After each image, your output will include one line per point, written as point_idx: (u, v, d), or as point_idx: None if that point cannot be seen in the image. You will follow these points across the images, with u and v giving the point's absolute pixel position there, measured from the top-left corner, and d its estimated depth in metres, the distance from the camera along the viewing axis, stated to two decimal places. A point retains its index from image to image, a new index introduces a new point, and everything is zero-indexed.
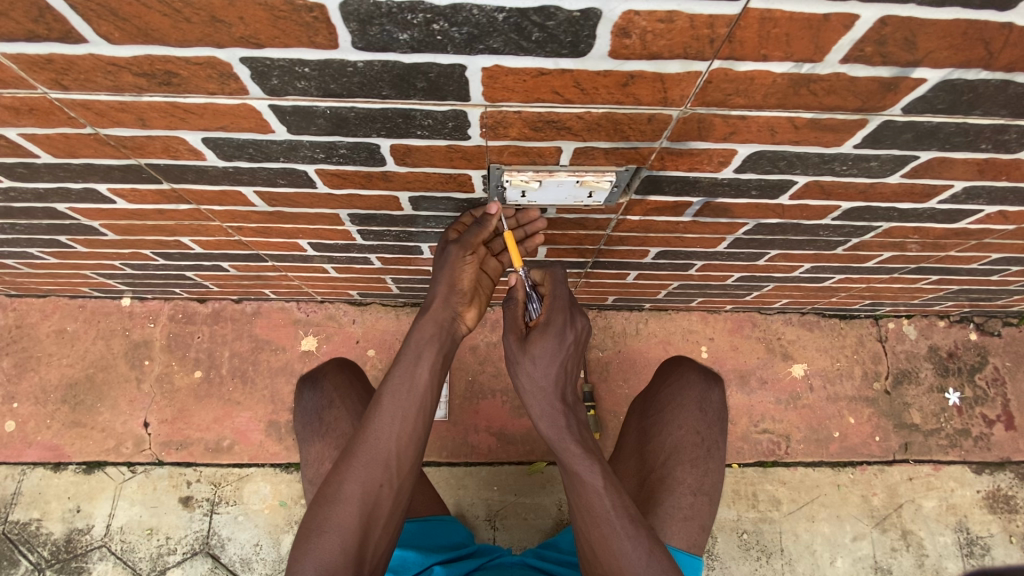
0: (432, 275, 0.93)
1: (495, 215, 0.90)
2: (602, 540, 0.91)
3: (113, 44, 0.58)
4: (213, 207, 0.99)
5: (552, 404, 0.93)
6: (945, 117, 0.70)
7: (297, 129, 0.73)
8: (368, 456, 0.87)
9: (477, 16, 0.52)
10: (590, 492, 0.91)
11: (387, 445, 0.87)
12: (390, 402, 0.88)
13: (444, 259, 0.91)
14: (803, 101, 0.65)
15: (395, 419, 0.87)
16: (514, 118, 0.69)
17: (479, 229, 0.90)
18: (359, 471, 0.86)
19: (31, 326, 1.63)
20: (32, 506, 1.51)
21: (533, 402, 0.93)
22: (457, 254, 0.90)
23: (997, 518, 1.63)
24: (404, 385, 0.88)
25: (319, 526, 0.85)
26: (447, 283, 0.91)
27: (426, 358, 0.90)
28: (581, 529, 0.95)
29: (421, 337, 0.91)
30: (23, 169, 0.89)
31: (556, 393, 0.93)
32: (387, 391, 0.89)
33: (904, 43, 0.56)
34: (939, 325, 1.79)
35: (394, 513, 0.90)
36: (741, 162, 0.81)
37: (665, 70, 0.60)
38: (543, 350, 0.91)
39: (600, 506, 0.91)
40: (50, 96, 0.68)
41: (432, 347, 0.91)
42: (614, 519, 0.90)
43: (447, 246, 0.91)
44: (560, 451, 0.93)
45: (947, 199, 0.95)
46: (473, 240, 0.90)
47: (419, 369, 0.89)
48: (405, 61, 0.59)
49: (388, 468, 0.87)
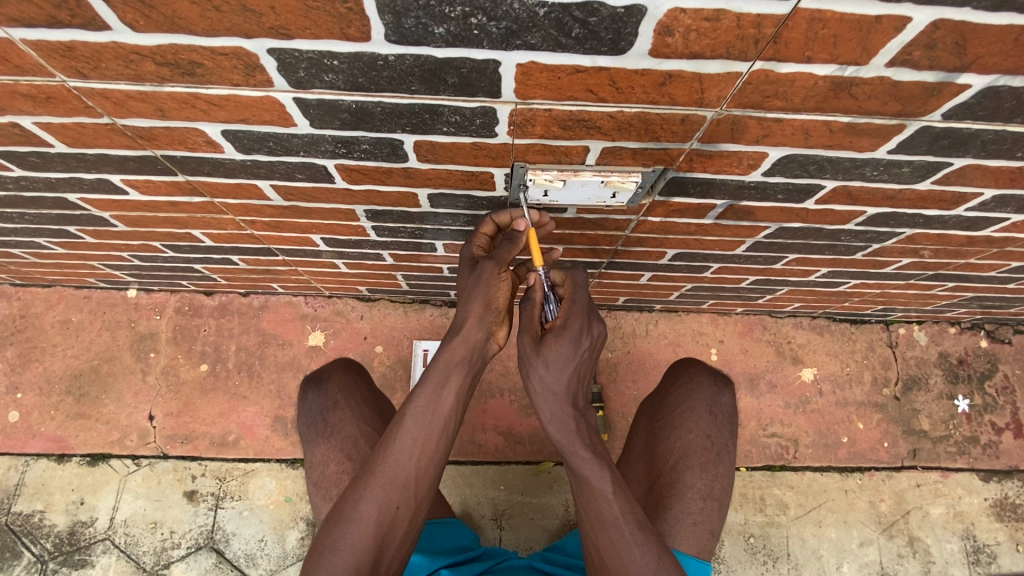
0: (466, 295, 0.91)
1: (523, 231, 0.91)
2: (610, 547, 0.90)
3: (138, 32, 0.56)
4: (227, 200, 0.97)
5: (563, 409, 0.91)
6: (985, 124, 0.68)
7: (320, 123, 0.71)
8: (387, 478, 0.87)
9: (517, 10, 0.51)
10: (599, 498, 0.90)
11: (407, 468, 0.87)
12: (412, 424, 0.87)
13: (479, 276, 0.89)
14: (842, 104, 0.64)
15: (416, 442, 0.87)
16: (544, 116, 0.67)
17: (511, 246, 0.91)
18: (378, 493, 0.86)
19: (36, 316, 1.62)
20: (36, 497, 1.49)
21: (544, 405, 0.91)
22: (491, 271, 0.89)
23: (1004, 526, 1.63)
24: (428, 409, 0.88)
25: (333, 543, 0.85)
26: (483, 302, 0.90)
27: (452, 382, 0.90)
28: (590, 534, 0.94)
29: (450, 358, 0.90)
30: (35, 159, 0.87)
31: (568, 397, 0.91)
32: (410, 412, 0.88)
33: (954, 47, 0.55)
34: (950, 332, 1.78)
35: (408, 533, 0.91)
36: (770, 166, 0.79)
37: (704, 70, 0.58)
38: (557, 353, 0.88)
39: (608, 513, 0.90)
40: (68, 84, 0.66)
41: (460, 371, 0.91)
42: (622, 526, 0.89)
43: (481, 263, 0.90)
44: (570, 455, 0.91)
45: (975, 206, 0.94)
46: (506, 256, 0.90)
47: (445, 393, 0.89)
48: (438, 55, 0.57)
49: (407, 490, 0.88)
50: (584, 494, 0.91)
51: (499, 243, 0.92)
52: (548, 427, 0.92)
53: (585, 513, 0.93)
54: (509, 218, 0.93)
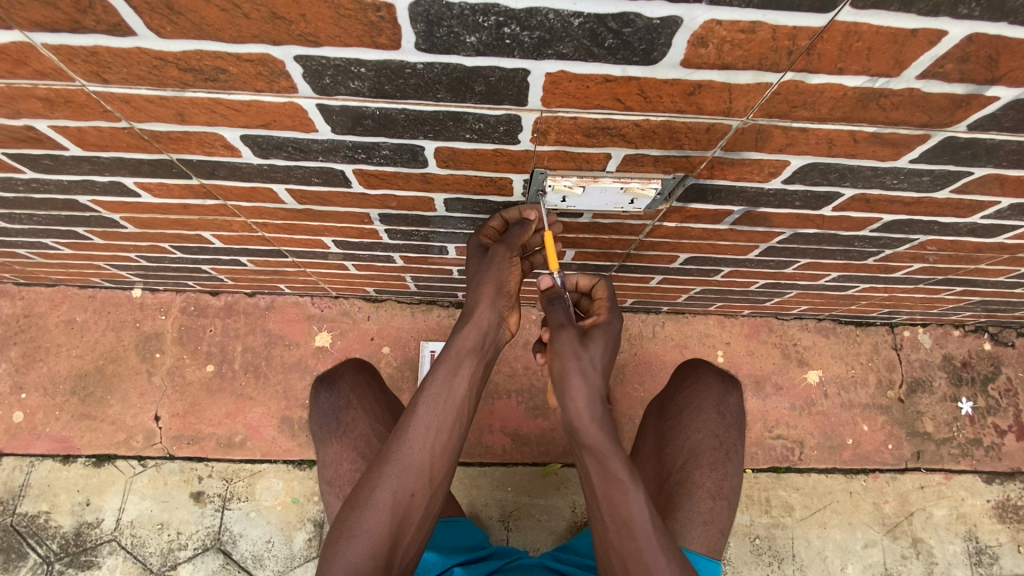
0: (475, 279, 0.90)
1: (535, 220, 0.90)
2: (636, 553, 0.86)
3: (163, 38, 0.55)
4: (241, 203, 0.97)
5: (597, 401, 0.83)
6: (1009, 135, 0.68)
7: (341, 129, 0.70)
8: (401, 465, 0.86)
9: (552, 20, 0.50)
10: (630, 507, 0.85)
11: (421, 456, 0.87)
12: (426, 412, 0.87)
13: (491, 260, 0.89)
14: (870, 115, 0.64)
15: (430, 430, 0.87)
16: (569, 125, 0.67)
17: (523, 232, 0.89)
18: (393, 480, 0.85)
19: (39, 315, 1.60)
20: (41, 498, 1.48)
21: (576, 397, 0.83)
22: (504, 255, 0.88)
23: (1006, 527, 1.64)
24: (441, 397, 0.88)
25: (349, 530, 0.84)
26: (494, 286, 0.89)
27: (465, 368, 0.90)
28: (609, 542, 0.89)
29: (463, 345, 0.90)
30: (48, 161, 0.86)
31: (602, 390, 0.85)
32: (424, 400, 0.87)
33: (986, 61, 0.55)
34: (954, 334, 1.79)
35: (424, 521, 0.90)
36: (791, 174, 0.79)
37: (734, 81, 0.58)
38: (603, 346, 0.88)
39: (638, 518, 0.85)
40: (88, 88, 0.65)
41: (472, 359, 0.90)
42: (651, 532, 0.86)
43: (492, 248, 0.89)
44: (606, 457, 0.84)
45: (991, 215, 0.94)
46: (517, 242, 0.89)
47: (458, 378, 0.89)
48: (467, 64, 0.57)
49: (422, 477, 0.87)
50: (613, 498, 0.86)
51: (512, 229, 0.90)
52: (580, 423, 0.84)
53: (606, 520, 0.88)
54: (518, 214, 0.93)
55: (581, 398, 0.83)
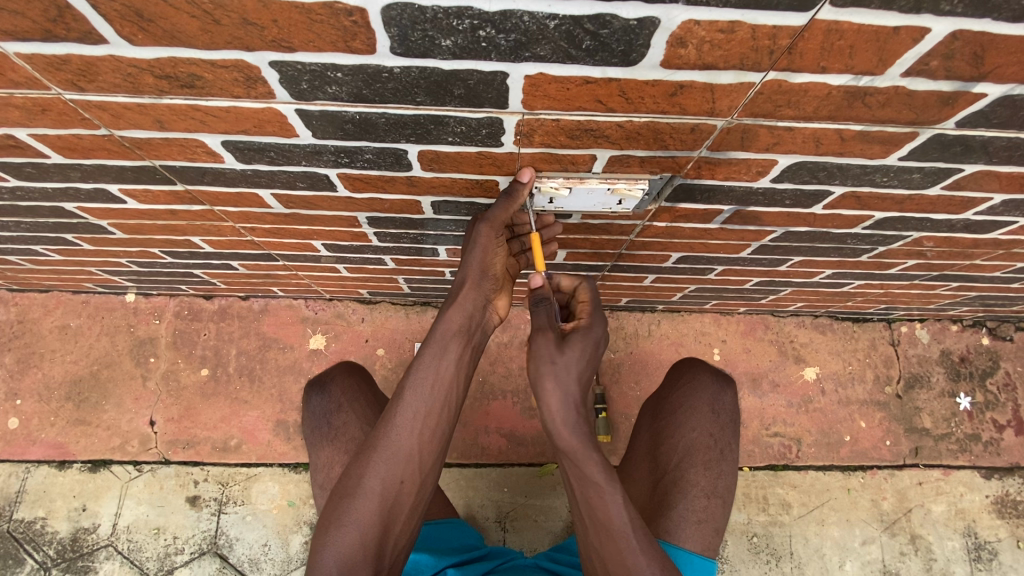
0: (462, 257, 0.88)
1: (527, 183, 0.78)
2: (617, 556, 0.84)
3: (135, 45, 0.54)
4: (228, 208, 0.96)
5: (571, 409, 0.84)
6: (998, 131, 0.68)
7: (323, 134, 0.69)
8: (389, 451, 0.85)
9: (527, 23, 0.49)
10: (609, 506, 0.84)
11: (409, 442, 0.86)
12: (413, 396, 0.86)
13: (476, 241, 0.84)
14: (856, 113, 0.63)
15: (417, 415, 0.86)
16: (552, 127, 0.66)
17: (506, 204, 0.80)
18: (381, 467, 0.84)
19: (34, 321, 1.60)
20: (37, 504, 1.49)
21: (552, 410, 0.84)
22: (486, 234, 0.83)
23: (1006, 523, 1.63)
24: (428, 381, 0.87)
25: (339, 518, 0.83)
26: (479, 267, 0.87)
27: (451, 352, 0.88)
28: (591, 543, 0.87)
29: (448, 328, 0.88)
30: (31, 169, 0.85)
31: (578, 397, 0.85)
32: (411, 384, 0.86)
33: (972, 58, 0.54)
34: (951, 329, 1.78)
35: (414, 509, 0.89)
36: (779, 173, 0.78)
37: (716, 81, 0.57)
38: (581, 351, 0.86)
39: (616, 520, 0.84)
40: (64, 97, 0.64)
41: (459, 341, 0.89)
42: (631, 533, 0.84)
43: (476, 224, 0.84)
44: (576, 458, 0.84)
45: (984, 211, 0.93)
46: (500, 216, 0.81)
47: (445, 361, 0.88)
48: (444, 68, 0.56)
49: (411, 463, 0.86)
50: (592, 502, 0.85)
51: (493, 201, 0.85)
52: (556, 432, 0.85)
53: (586, 522, 0.87)
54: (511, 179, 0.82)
55: (554, 408, 0.84)
